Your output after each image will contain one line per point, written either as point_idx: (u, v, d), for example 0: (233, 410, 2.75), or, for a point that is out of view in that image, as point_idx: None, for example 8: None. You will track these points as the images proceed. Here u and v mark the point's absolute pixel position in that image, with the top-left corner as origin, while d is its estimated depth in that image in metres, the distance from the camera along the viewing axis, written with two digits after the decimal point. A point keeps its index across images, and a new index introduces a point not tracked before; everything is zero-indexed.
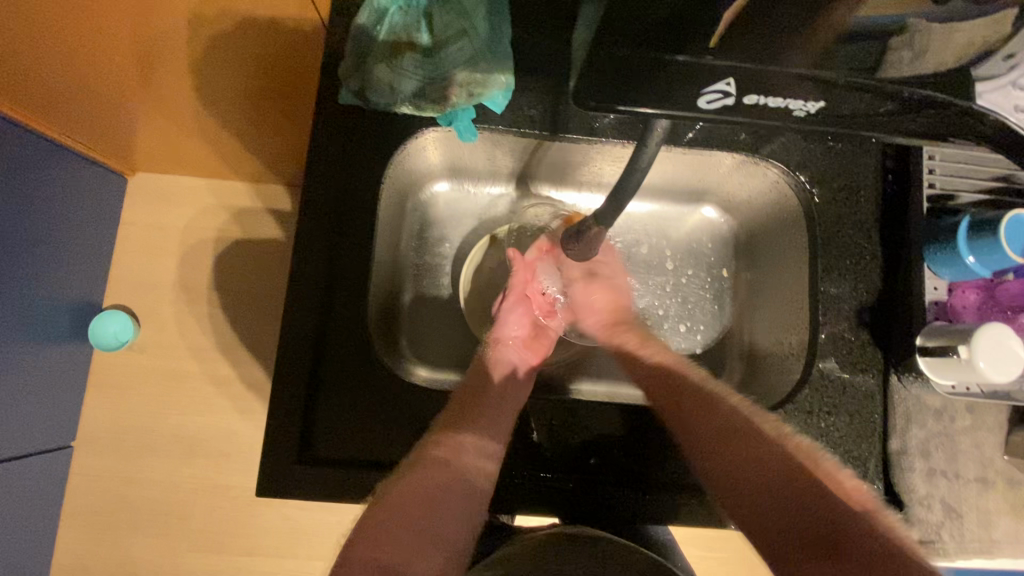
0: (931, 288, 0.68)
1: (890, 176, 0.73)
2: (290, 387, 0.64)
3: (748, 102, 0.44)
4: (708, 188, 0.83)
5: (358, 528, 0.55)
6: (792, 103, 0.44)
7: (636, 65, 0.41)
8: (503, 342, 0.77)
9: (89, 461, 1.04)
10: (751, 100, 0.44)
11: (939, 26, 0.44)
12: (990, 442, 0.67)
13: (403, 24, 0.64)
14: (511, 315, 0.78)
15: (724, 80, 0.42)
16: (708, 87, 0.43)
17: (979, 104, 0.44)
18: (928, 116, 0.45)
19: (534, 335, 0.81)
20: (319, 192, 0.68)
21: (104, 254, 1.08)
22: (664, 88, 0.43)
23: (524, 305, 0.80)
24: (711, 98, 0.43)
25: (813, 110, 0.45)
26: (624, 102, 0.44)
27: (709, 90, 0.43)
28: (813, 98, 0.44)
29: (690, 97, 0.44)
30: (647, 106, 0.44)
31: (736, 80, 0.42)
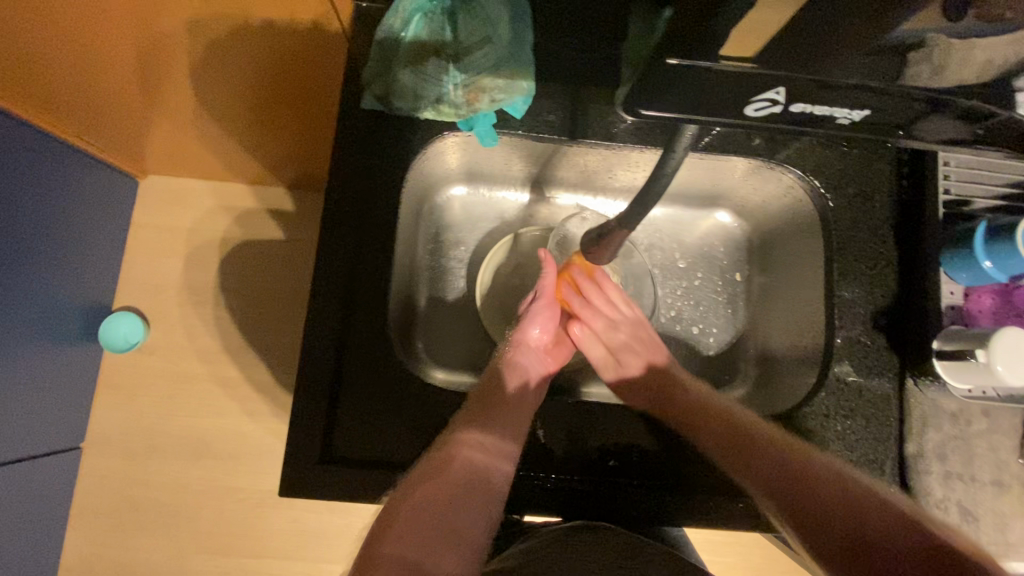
0: (947, 292, 0.68)
1: (905, 181, 0.74)
2: (310, 387, 0.65)
3: (795, 109, 0.47)
4: (721, 194, 0.83)
5: (381, 528, 0.56)
6: (838, 111, 0.47)
7: (681, 78, 0.45)
8: (525, 344, 0.77)
9: (99, 461, 1.05)
10: (797, 107, 0.47)
11: (958, 41, 0.44)
12: (1005, 445, 0.68)
13: (428, 30, 0.66)
14: (538, 317, 0.78)
15: (774, 90, 0.45)
16: (755, 98, 0.46)
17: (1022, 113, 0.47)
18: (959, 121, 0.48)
19: (552, 345, 0.80)
20: (339, 195, 0.69)
21: (116, 255, 1.09)
22: (709, 96, 0.47)
23: (554, 310, 0.79)
24: (758, 106, 0.47)
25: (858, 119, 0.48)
26: (669, 106, 0.49)
27: (756, 100, 0.47)
28: (855, 108, 0.47)
29: (738, 105, 0.47)
30: (692, 112, 0.49)
31: (786, 89, 0.45)
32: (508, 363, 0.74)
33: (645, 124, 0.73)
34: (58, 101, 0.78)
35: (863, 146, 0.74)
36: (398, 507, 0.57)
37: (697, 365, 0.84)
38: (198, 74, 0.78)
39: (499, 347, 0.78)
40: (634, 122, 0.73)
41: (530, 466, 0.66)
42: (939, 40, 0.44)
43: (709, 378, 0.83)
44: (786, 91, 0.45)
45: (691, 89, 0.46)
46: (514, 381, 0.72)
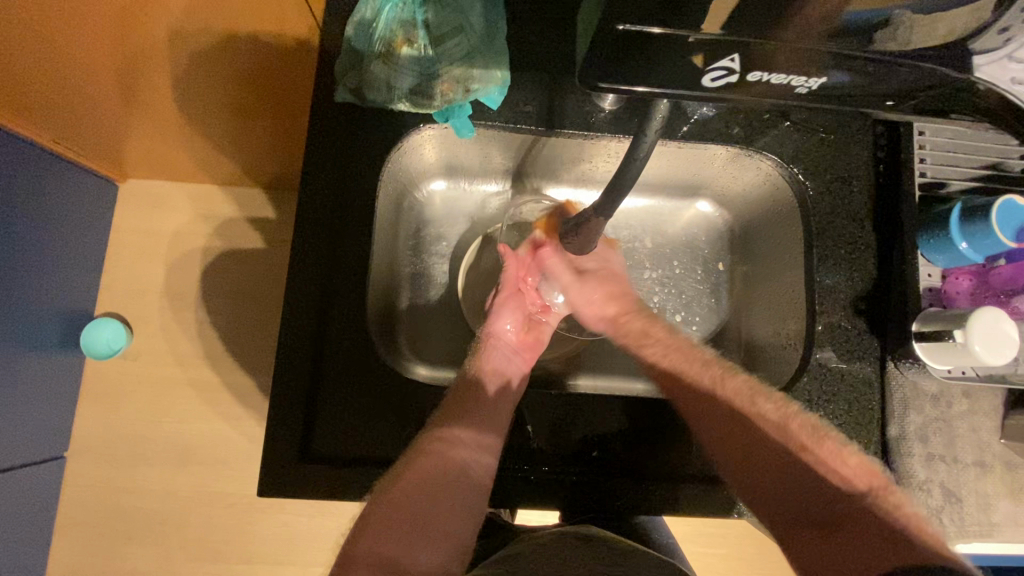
0: (925, 274, 0.69)
1: (882, 166, 0.74)
2: (290, 387, 0.64)
3: (751, 78, 0.44)
4: (702, 184, 0.83)
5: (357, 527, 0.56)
6: (794, 78, 0.44)
7: (640, 50, 0.42)
8: (496, 337, 0.76)
9: (84, 471, 1.03)
10: (753, 77, 0.44)
11: (921, 16, 0.45)
12: (987, 426, 0.68)
13: (399, 20, 0.65)
14: (503, 310, 0.78)
15: (729, 56, 0.42)
16: (710, 67, 0.43)
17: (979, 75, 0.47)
18: (928, 94, 0.47)
19: (530, 334, 0.80)
20: (315, 190, 0.68)
21: (96, 261, 1.07)
22: (670, 67, 0.43)
23: (517, 300, 0.80)
24: (714, 75, 0.44)
25: (815, 88, 0.45)
26: (628, 83, 0.45)
27: (712, 68, 0.43)
28: (816, 75, 0.44)
29: (694, 76, 0.44)
30: (649, 85, 0.45)
31: (739, 55, 0.42)
32: (485, 362, 0.73)
33: (623, 112, 0.73)
34: (29, 106, 0.76)
35: (839, 132, 0.74)
36: (383, 501, 0.57)
37: None
38: (175, 82, 0.76)
39: (478, 340, 0.78)
40: (612, 110, 0.73)
41: (514, 461, 0.66)
42: (904, 17, 0.45)
43: None
44: (740, 58, 0.42)
45: (647, 58, 0.43)
46: (496, 386, 0.69)
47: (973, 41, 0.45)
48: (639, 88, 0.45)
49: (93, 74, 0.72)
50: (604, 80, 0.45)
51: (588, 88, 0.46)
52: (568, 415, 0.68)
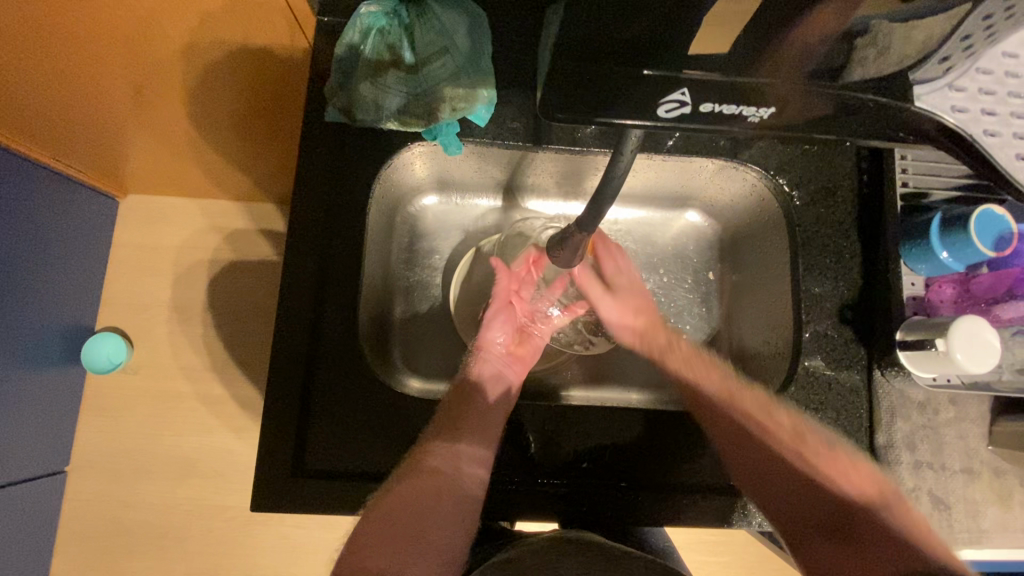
0: (908, 283, 0.69)
1: (866, 176, 0.75)
2: (283, 402, 0.65)
3: (705, 110, 0.43)
4: (690, 195, 0.84)
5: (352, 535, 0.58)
6: (747, 109, 0.43)
7: (598, 85, 0.41)
8: (486, 349, 0.77)
9: (85, 485, 1.04)
10: (706, 107, 0.43)
11: (897, 26, 0.45)
12: (974, 433, 0.69)
13: (386, 42, 0.67)
14: (494, 321, 0.78)
15: (679, 90, 0.41)
16: (662, 99, 0.41)
17: (918, 106, 0.45)
18: (878, 119, 0.45)
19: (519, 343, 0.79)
20: (308, 207, 0.69)
21: (96, 276, 1.09)
22: (629, 103, 0.42)
23: (508, 313, 0.80)
24: (668, 107, 0.42)
25: (768, 116, 0.43)
26: (589, 115, 0.43)
27: (664, 101, 0.41)
28: (767, 104, 0.43)
29: (648, 108, 0.42)
30: (614, 118, 0.43)
31: (689, 88, 0.41)
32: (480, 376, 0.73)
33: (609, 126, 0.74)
34: (30, 127, 0.78)
35: (823, 143, 0.75)
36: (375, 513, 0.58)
37: None
38: (172, 102, 0.78)
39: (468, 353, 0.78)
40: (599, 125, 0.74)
41: (505, 473, 0.66)
42: (880, 24, 0.45)
43: None
44: (692, 91, 0.41)
45: (610, 92, 0.42)
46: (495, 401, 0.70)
47: (911, 71, 0.44)
48: (605, 121, 0.43)
49: (93, 96, 0.73)
50: (566, 112, 0.43)
51: (547, 117, 0.44)
52: (557, 426, 0.68)
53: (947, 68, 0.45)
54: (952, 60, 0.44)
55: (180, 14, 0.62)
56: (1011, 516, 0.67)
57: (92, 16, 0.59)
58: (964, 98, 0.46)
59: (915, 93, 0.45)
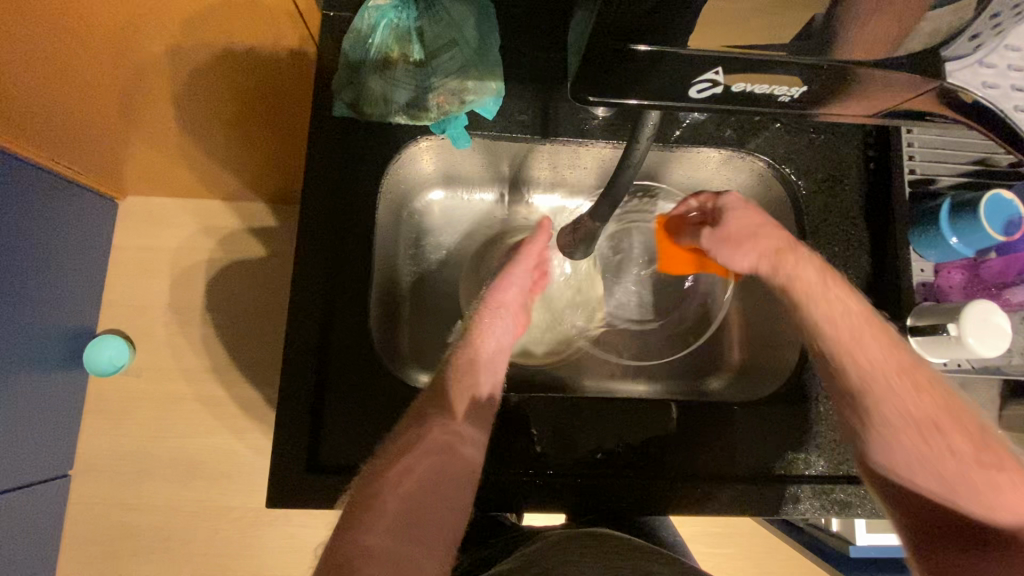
0: (918, 269, 0.70)
1: (873, 164, 0.75)
2: (294, 398, 0.64)
3: (737, 89, 0.45)
4: (696, 186, 0.84)
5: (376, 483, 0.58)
6: (777, 89, 0.45)
7: (630, 68, 0.43)
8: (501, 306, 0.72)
9: (89, 487, 1.03)
10: (737, 87, 0.45)
11: (907, 16, 0.41)
12: (983, 417, 0.69)
13: (395, 37, 0.68)
14: (517, 275, 0.74)
15: (713, 70, 0.43)
16: (696, 78, 0.44)
17: (950, 83, 0.45)
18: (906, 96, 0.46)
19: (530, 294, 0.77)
20: (315, 202, 0.69)
21: (97, 278, 1.08)
22: (659, 82, 0.44)
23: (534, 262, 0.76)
24: (700, 87, 0.45)
25: (797, 96, 0.46)
26: (619, 95, 0.46)
27: (697, 81, 0.44)
28: (797, 84, 0.45)
29: (681, 88, 0.45)
30: (646, 97, 0.46)
31: (723, 68, 0.43)
32: (488, 336, 0.69)
33: (616, 118, 0.75)
34: (28, 129, 0.77)
35: (829, 131, 0.75)
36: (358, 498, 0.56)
37: (683, 354, 0.84)
38: (174, 100, 0.77)
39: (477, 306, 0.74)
40: (605, 117, 0.75)
41: (519, 465, 0.67)
42: (892, 16, 0.41)
43: (694, 367, 0.84)
44: (724, 70, 0.43)
45: (641, 74, 0.44)
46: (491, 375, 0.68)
47: (943, 48, 0.43)
48: (636, 100, 0.46)
49: (94, 96, 0.73)
50: (596, 94, 0.46)
51: (577, 98, 0.47)
52: (569, 417, 0.69)
53: (978, 45, 0.44)
54: (983, 38, 0.44)
55: (182, 10, 0.61)
56: None
57: (92, 12, 0.58)
58: (995, 74, 0.46)
59: (947, 70, 0.45)
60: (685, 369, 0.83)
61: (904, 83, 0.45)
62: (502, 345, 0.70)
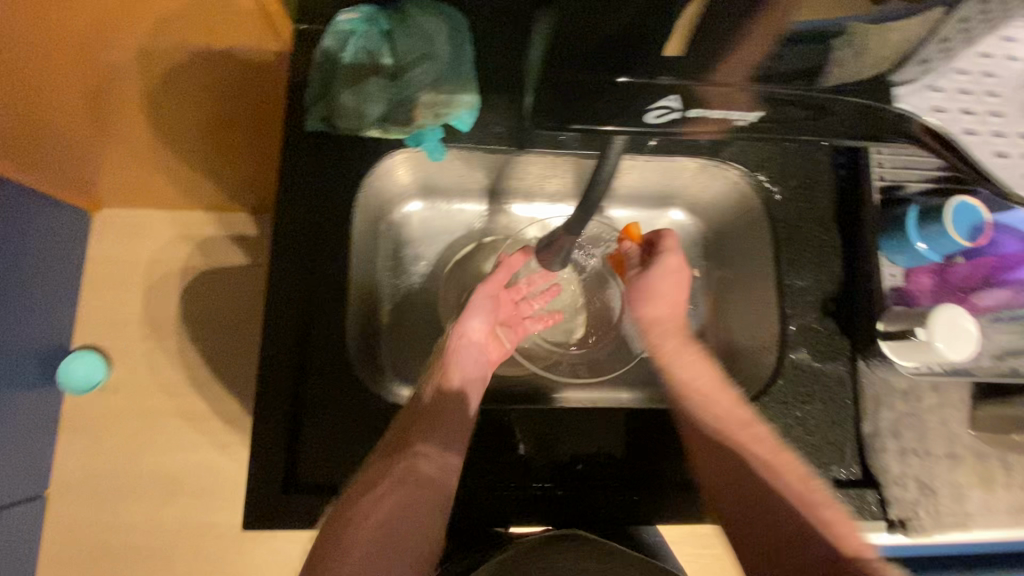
0: (889, 275, 0.71)
1: (844, 170, 0.76)
2: (271, 416, 0.64)
3: (692, 115, 0.46)
4: (673, 193, 0.85)
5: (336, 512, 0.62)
6: (733, 114, 0.45)
7: (589, 93, 0.43)
8: (466, 336, 0.76)
9: (66, 508, 1.01)
10: (693, 113, 0.45)
11: (872, 26, 0.43)
12: (956, 418, 0.71)
13: (368, 50, 0.68)
14: (479, 308, 0.77)
15: (669, 97, 0.43)
16: (651, 106, 0.45)
17: (899, 107, 0.44)
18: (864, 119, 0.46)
19: (506, 318, 0.81)
20: (290, 216, 0.68)
21: (71, 293, 1.05)
22: (619, 108, 0.45)
23: (494, 301, 0.79)
24: (657, 113, 0.45)
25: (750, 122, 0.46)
26: (581, 121, 0.46)
27: (654, 107, 0.45)
28: (751, 110, 0.45)
29: (639, 115, 0.45)
30: (608, 123, 0.46)
31: (678, 96, 0.43)
32: (453, 365, 0.73)
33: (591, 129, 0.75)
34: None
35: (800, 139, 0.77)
36: (336, 522, 0.61)
37: None
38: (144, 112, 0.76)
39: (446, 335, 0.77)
40: None
41: (500, 478, 0.66)
42: (856, 27, 0.43)
43: None
44: (679, 98, 0.43)
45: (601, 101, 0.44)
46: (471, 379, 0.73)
47: (890, 75, 0.44)
48: (598, 127, 0.46)
49: (61, 108, 0.71)
50: (559, 119, 0.46)
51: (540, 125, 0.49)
52: (549, 429, 0.68)
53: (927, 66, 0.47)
54: (931, 64, 0.43)
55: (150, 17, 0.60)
56: (993, 499, 0.69)
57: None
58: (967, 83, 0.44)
59: (895, 94, 0.44)
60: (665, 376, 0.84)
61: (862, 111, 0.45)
62: (470, 372, 0.74)
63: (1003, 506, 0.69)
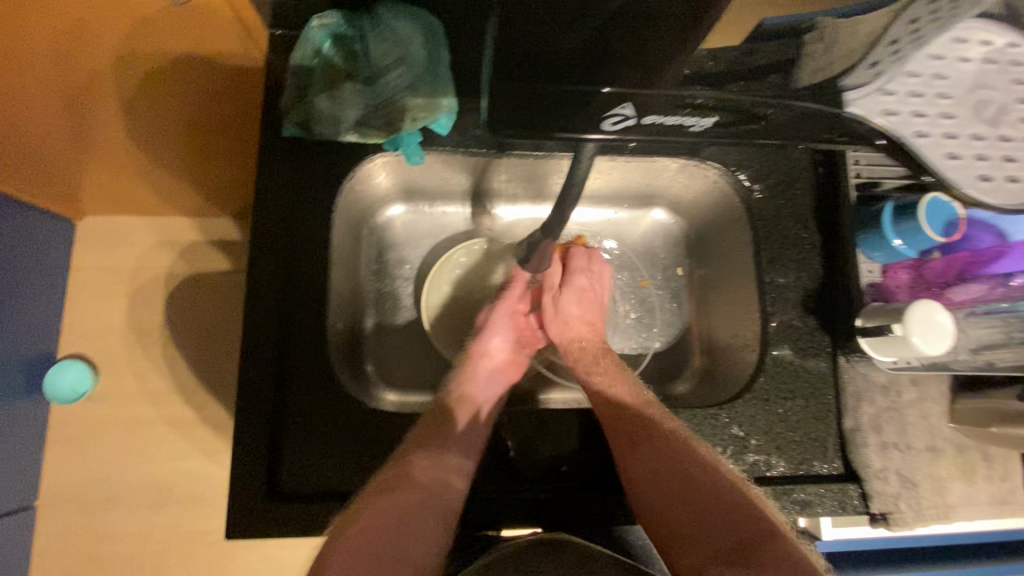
0: (866, 271, 0.72)
1: (822, 168, 0.77)
2: (253, 423, 0.63)
3: (648, 122, 0.42)
4: (655, 192, 0.85)
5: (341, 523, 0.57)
6: (687, 119, 0.43)
7: (543, 100, 0.41)
8: (485, 354, 0.77)
9: (54, 518, 1.00)
10: (648, 120, 0.42)
11: (844, 22, 0.47)
12: (936, 411, 0.71)
13: (342, 55, 0.68)
14: (498, 325, 0.79)
15: (621, 104, 0.41)
16: (607, 112, 0.41)
17: (853, 109, 0.47)
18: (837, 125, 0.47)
19: (524, 338, 0.83)
20: (270, 223, 0.68)
21: (56, 302, 1.05)
22: (573, 116, 0.41)
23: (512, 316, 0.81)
24: (613, 120, 0.41)
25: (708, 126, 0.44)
26: (535, 130, 0.41)
27: (609, 113, 0.41)
28: (704, 115, 0.43)
29: (592, 122, 0.41)
30: (564, 133, 0.41)
31: (631, 102, 0.41)
32: (474, 385, 0.74)
33: None
34: None
35: None
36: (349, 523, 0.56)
37: (648, 360, 0.85)
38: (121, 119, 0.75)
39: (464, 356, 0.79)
40: None
41: (485, 481, 0.67)
42: (826, 22, 0.47)
43: (659, 372, 0.85)
44: (634, 104, 0.41)
45: (554, 107, 0.41)
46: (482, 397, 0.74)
47: (843, 78, 0.47)
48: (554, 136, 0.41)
49: (37, 118, 0.70)
50: (511, 127, 0.41)
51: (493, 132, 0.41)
52: (535, 430, 0.70)
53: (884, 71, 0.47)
54: (882, 66, 0.46)
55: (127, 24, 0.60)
56: (973, 490, 0.70)
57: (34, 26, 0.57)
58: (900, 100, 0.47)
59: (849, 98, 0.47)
60: (651, 375, 0.84)
61: (818, 115, 0.46)
62: (494, 392, 0.75)
63: (983, 497, 0.70)
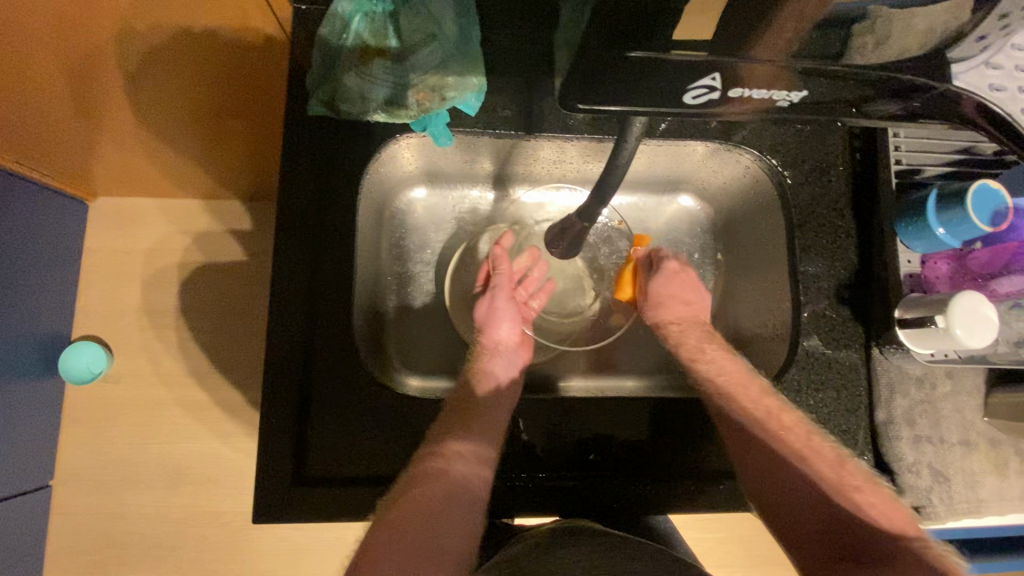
0: (906, 261, 0.69)
1: (858, 154, 0.75)
2: (279, 407, 0.63)
3: (732, 94, 0.43)
4: (683, 177, 0.83)
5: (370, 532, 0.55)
6: (776, 94, 0.43)
7: (618, 74, 0.40)
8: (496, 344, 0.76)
9: (72, 497, 1.00)
10: (734, 92, 0.43)
11: (895, 11, 0.44)
12: (970, 405, 0.70)
13: (370, 30, 0.64)
14: (500, 312, 0.78)
15: (709, 76, 0.41)
16: (691, 85, 0.42)
17: (957, 85, 0.43)
18: (904, 99, 0.44)
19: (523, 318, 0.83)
20: (297, 202, 0.67)
21: (71, 282, 1.04)
22: (639, 86, 0.42)
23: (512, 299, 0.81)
24: (696, 93, 0.42)
25: (797, 101, 0.43)
26: (608, 102, 0.43)
27: (694, 87, 0.42)
28: (796, 88, 0.42)
29: (657, 89, 0.42)
30: (633, 104, 0.43)
31: (720, 74, 0.41)
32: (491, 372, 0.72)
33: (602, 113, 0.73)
34: None
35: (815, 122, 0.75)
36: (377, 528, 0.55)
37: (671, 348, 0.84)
38: (139, 95, 0.74)
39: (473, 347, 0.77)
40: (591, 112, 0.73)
41: (512, 467, 0.66)
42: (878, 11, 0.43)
43: None
44: (721, 77, 0.41)
45: (627, 81, 0.41)
46: (503, 375, 0.73)
47: (950, 50, 0.43)
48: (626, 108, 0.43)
49: (55, 96, 0.69)
50: (585, 101, 0.43)
51: (565, 104, 0.44)
52: (559, 416, 0.68)
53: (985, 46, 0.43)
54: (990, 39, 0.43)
55: None
56: (1007, 485, 0.69)
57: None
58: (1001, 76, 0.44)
59: (953, 72, 0.43)
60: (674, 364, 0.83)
61: (918, 87, 0.43)
62: (512, 376, 0.74)
63: (1016, 492, 0.69)
